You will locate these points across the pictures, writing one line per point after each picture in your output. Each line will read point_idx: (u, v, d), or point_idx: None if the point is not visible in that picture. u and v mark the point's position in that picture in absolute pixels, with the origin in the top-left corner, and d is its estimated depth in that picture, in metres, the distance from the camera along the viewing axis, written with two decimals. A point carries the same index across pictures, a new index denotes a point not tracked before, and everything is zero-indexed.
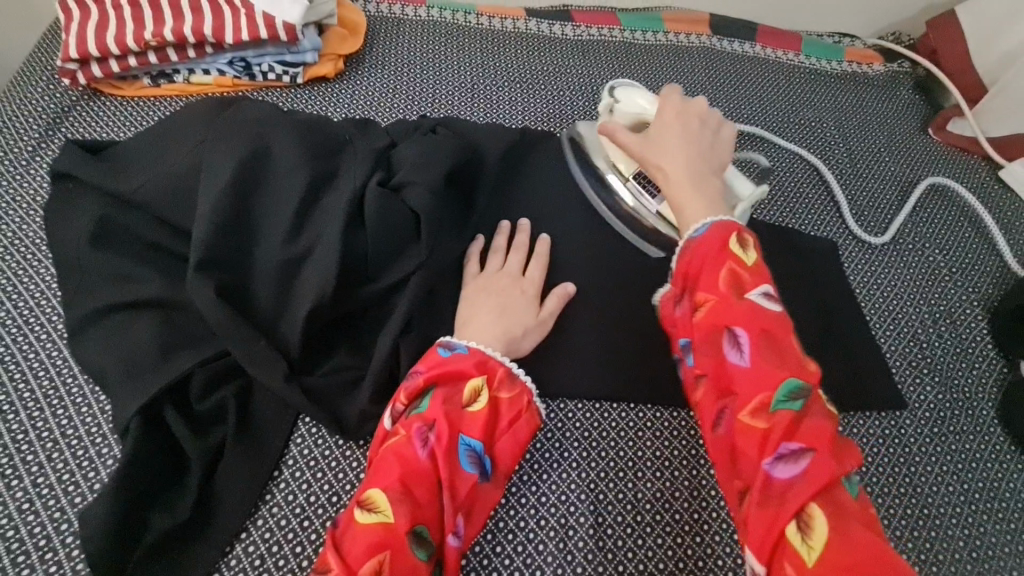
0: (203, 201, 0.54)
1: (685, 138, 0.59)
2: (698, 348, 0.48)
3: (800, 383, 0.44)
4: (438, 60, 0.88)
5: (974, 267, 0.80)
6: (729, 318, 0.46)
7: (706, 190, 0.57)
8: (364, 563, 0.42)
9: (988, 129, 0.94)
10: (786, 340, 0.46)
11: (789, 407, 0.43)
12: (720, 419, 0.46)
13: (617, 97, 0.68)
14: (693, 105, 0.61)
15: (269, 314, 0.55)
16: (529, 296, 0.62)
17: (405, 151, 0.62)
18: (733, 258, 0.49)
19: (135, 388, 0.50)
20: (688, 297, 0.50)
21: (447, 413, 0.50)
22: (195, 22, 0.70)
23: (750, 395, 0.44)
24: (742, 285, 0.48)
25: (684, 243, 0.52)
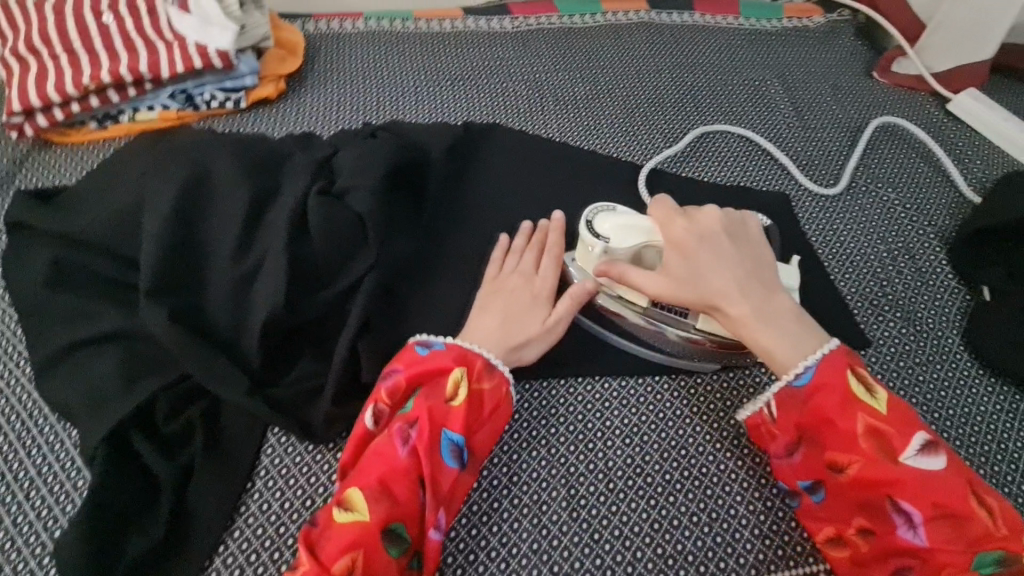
0: (148, 232, 0.56)
1: (722, 259, 0.55)
2: (856, 503, 0.49)
3: (1002, 551, 0.44)
4: (380, 69, 0.89)
5: (930, 202, 0.80)
6: (887, 484, 0.47)
7: (781, 323, 0.53)
8: (340, 559, 0.45)
9: (931, 65, 0.94)
10: (966, 505, 0.46)
11: (984, 573, 0.45)
12: (900, 574, 0.47)
13: (605, 235, 0.59)
14: (708, 219, 0.57)
15: (226, 332, 0.56)
16: (540, 299, 0.61)
17: (344, 158, 0.63)
18: (867, 408, 0.49)
19: (101, 419, 0.51)
20: (810, 445, 0.51)
21: (426, 410, 0.51)
22: (130, 61, 0.72)
23: (935, 557, 0.46)
24: (892, 449, 0.48)
25: (779, 389, 0.52)
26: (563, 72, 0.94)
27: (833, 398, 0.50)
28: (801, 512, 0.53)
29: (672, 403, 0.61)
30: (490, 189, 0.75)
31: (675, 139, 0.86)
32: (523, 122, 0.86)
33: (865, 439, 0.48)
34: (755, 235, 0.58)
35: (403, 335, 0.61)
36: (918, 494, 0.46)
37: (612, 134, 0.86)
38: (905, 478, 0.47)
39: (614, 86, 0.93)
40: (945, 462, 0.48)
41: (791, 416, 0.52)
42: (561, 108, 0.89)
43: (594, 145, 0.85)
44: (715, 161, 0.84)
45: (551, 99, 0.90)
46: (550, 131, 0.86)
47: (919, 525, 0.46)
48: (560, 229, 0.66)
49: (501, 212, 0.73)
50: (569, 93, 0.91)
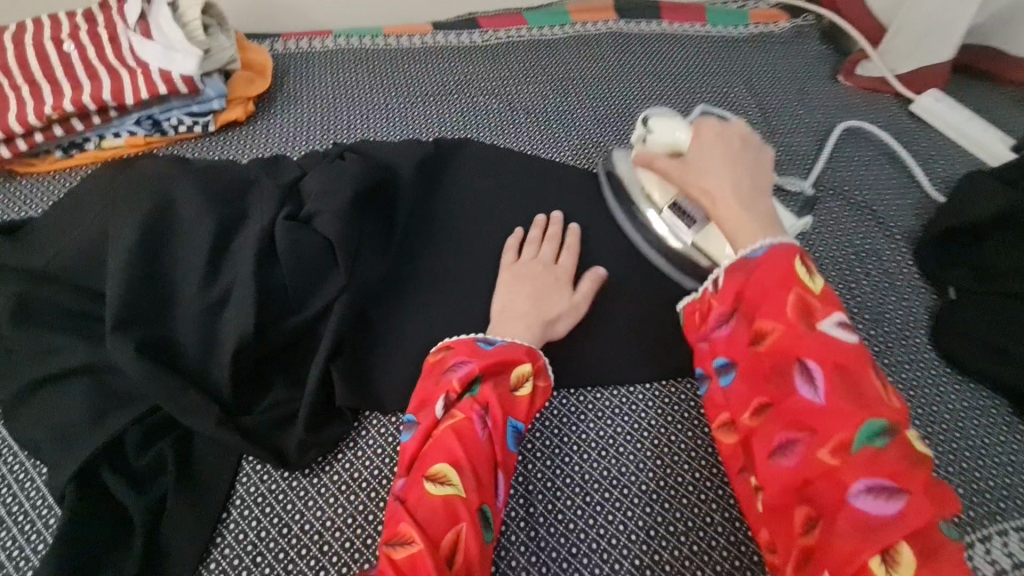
0: (113, 263, 0.55)
1: (725, 158, 0.58)
2: (762, 374, 0.47)
3: (887, 422, 0.42)
4: (350, 87, 0.89)
5: (896, 202, 0.82)
6: (798, 349, 0.45)
7: (755, 208, 0.56)
8: (446, 535, 0.45)
9: (895, 68, 0.96)
10: (861, 371, 0.44)
11: (874, 444, 0.41)
12: (784, 449, 0.44)
13: (651, 127, 0.66)
14: (729, 130, 0.61)
15: (196, 362, 0.55)
16: (562, 283, 0.65)
17: (312, 181, 0.63)
18: (801, 286, 0.47)
19: (70, 456, 0.50)
20: (741, 319, 0.50)
21: (499, 397, 0.53)
22: (93, 89, 0.71)
23: (827, 429, 0.43)
24: (812, 316, 0.46)
25: (734, 262, 0.52)
26: (534, 84, 0.94)
27: (769, 274, 0.49)
28: (715, 397, 0.52)
29: (646, 414, 0.63)
30: (462, 205, 0.75)
31: None
32: (494, 136, 0.87)
33: (794, 311, 0.47)
34: (766, 157, 0.60)
35: (378, 357, 0.61)
36: (825, 352, 0.45)
37: (583, 145, 0.87)
38: (818, 343, 0.45)
39: (585, 97, 0.94)
40: (860, 346, 0.46)
41: (733, 284, 0.51)
42: (532, 120, 0.90)
43: (565, 157, 0.86)
44: None
45: (522, 112, 0.91)
46: (521, 145, 0.86)
47: (820, 381, 0.44)
48: (576, 234, 0.71)
49: (473, 228, 0.73)
50: (540, 105, 0.92)
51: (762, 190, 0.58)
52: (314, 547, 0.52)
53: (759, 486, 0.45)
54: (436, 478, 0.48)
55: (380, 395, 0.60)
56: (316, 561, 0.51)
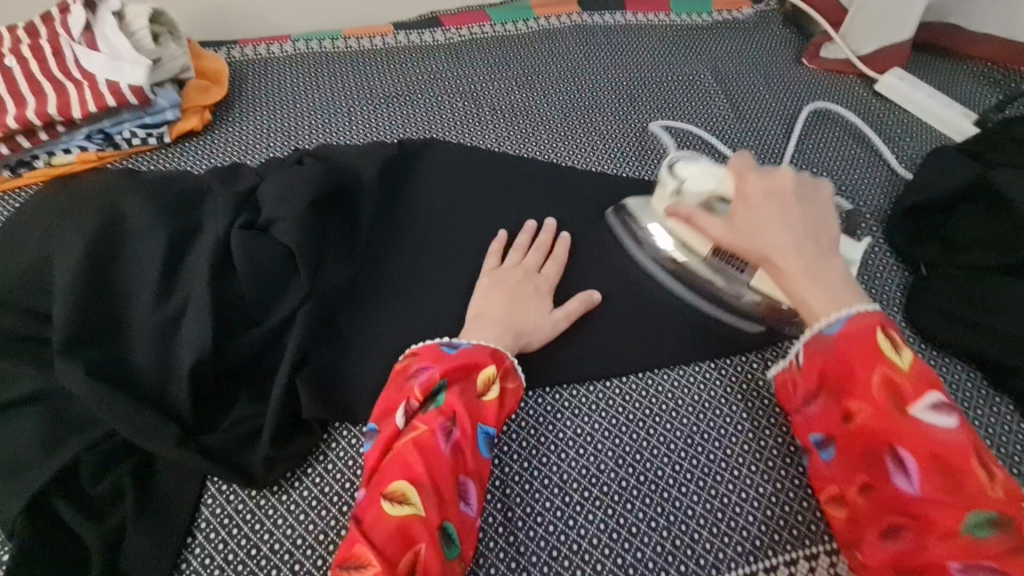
0: (60, 283, 0.53)
1: (785, 217, 0.54)
2: (856, 457, 0.48)
3: (997, 513, 0.42)
4: (311, 91, 0.87)
5: (865, 181, 0.82)
6: (889, 435, 0.46)
7: (834, 288, 0.51)
8: (401, 556, 0.44)
9: (858, 49, 0.96)
10: (968, 464, 0.44)
11: (977, 534, 0.42)
12: (891, 534, 0.46)
13: (682, 175, 0.61)
14: (781, 180, 0.56)
15: (153, 381, 0.53)
16: (542, 297, 0.63)
17: (269, 187, 0.62)
18: (888, 361, 0.47)
19: (20, 487, 0.48)
20: (829, 398, 0.51)
21: (464, 404, 0.52)
22: (38, 104, 0.69)
23: (931, 517, 0.44)
24: (902, 398, 0.46)
25: (811, 338, 0.51)
26: (499, 81, 0.93)
27: (851, 348, 0.49)
28: (815, 471, 0.52)
29: (624, 407, 0.61)
30: (429, 206, 0.74)
31: (614, 139, 0.87)
32: (460, 135, 0.85)
33: (883, 390, 0.47)
34: (829, 203, 0.57)
35: (346, 365, 0.60)
36: (921, 443, 0.45)
37: (551, 139, 0.86)
38: (909, 424, 0.45)
39: (551, 92, 0.93)
40: (958, 422, 0.45)
41: (816, 362, 0.51)
42: (498, 117, 0.88)
43: (533, 152, 0.84)
44: (655, 159, 0.84)
45: (488, 108, 0.89)
46: (488, 141, 0.85)
47: (914, 473, 0.45)
48: (567, 247, 0.69)
49: (441, 229, 0.72)
50: (506, 101, 0.90)
51: (827, 247, 0.54)
52: (285, 566, 0.50)
53: (861, 564, 0.47)
54: (394, 496, 0.46)
55: (350, 405, 0.58)
56: None
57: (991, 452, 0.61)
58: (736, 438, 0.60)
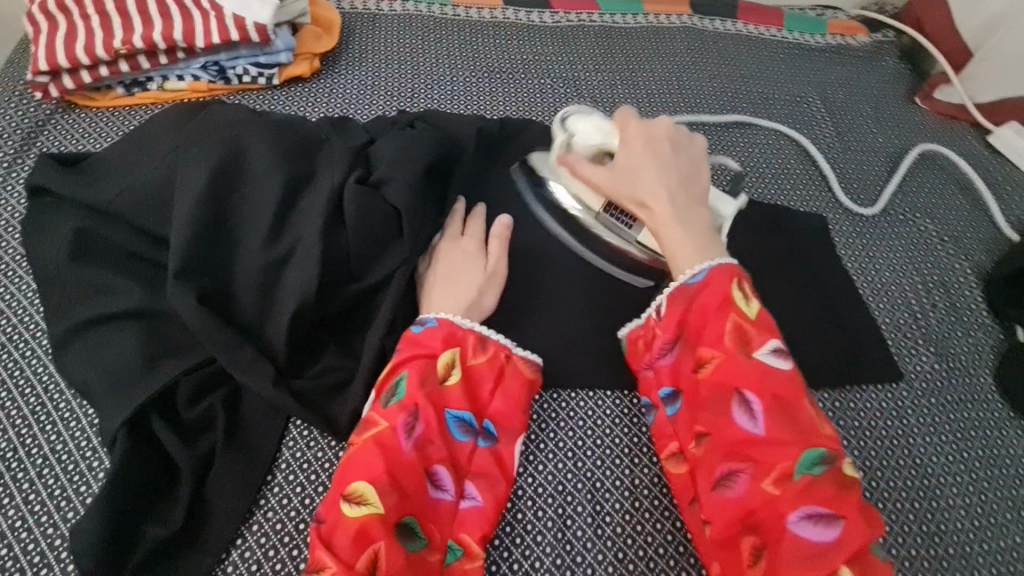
0: (179, 209, 0.54)
1: (660, 161, 0.58)
2: (704, 402, 0.50)
3: (825, 451, 0.46)
4: (417, 54, 0.87)
5: (967, 235, 0.79)
6: (736, 380, 0.49)
7: (694, 226, 0.56)
8: (358, 557, 0.44)
9: (975, 96, 0.92)
10: (799, 404, 0.47)
11: (811, 474, 0.45)
12: (729, 480, 0.48)
13: (571, 129, 0.63)
14: (659, 129, 0.60)
15: (253, 318, 0.54)
16: (474, 257, 0.62)
17: (383, 146, 0.62)
18: (736, 310, 0.50)
19: (121, 400, 0.49)
20: (685, 347, 0.53)
21: (426, 392, 0.52)
22: (165, 28, 0.70)
23: (770, 461, 0.46)
24: (749, 345, 0.50)
25: (677, 287, 0.54)
26: (602, 73, 0.91)
27: (709, 298, 0.52)
28: (664, 424, 0.55)
29: None
30: None
31: (713, 151, 0.85)
32: None
33: (730, 338, 0.50)
34: (702, 154, 0.61)
35: None
36: (762, 384, 0.48)
37: None
38: (753, 371, 0.48)
39: (654, 92, 0.90)
40: (791, 367, 0.49)
41: (675, 311, 0.54)
42: (598, 109, 0.87)
43: None
44: (754, 176, 0.82)
45: (589, 99, 0.88)
46: None
47: (758, 415, 0.47)
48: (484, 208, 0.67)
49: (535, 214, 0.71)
50: (607, 95, 0.89)
51: (697, 196, 0.59)
52: None
53: (704, 517, 0.49)
54: (352, 497, 0.46)
55: None
56: None
57: None
58: None
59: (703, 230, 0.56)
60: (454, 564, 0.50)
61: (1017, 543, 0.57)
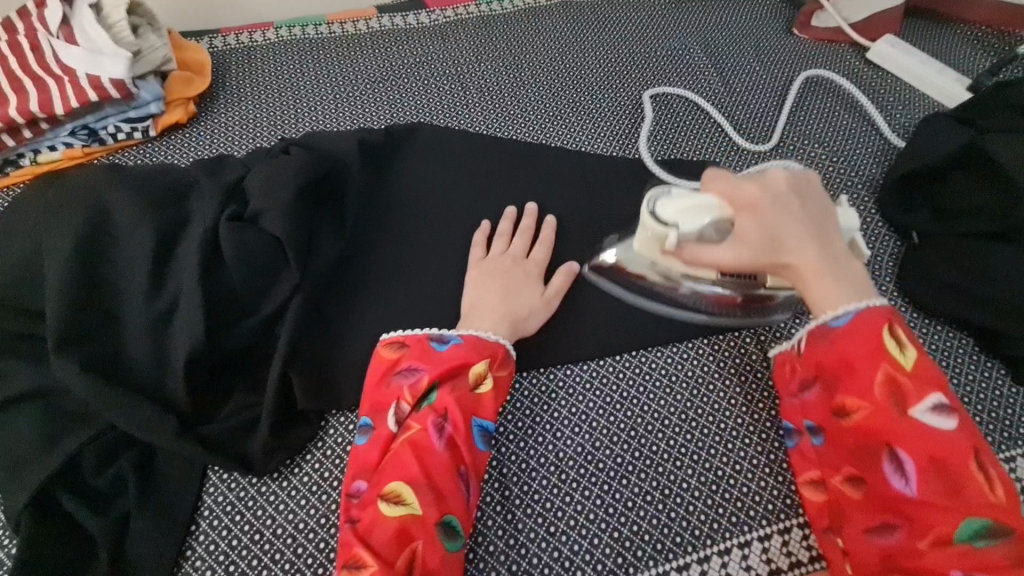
0: (52, 280, 0.53)
1: (794, 219, 0.51)
2: (852, 450, 0.49)
3: (992, 522, 0.43)
4: (296, 78, 0.86)
5: (857, 151, 0.82)
6: (888, 434, 0.46)
7: (849, 277, 0.51)
8: (399, 555, 0.45)
9: (850, 16, 0.94)
10: (964, 465, 0.44)
11: (973, 544, 0.42)
12: (880, 529, 0.46)
13: (671, 219, 0.52)
14: (776, 182, 0.53)
15: (148, 374, 0.53)
16: (534, 282, 0.63)
17: (255, 177, 0.61)
18: (891, 360, 0.47)
19: (23, 481, 0.49)
20: (827, 389, 0.51)
21: (457, 401, 0.52)
22: (19, 102, 0.68)
23: (926, 521, 0.44)
24: (904, 399, 0.46)
25: (815, 330, 0.51)
26: (486, 63, 0.92)
27: (858, 347, 0.48)
28: (812, 458, 0.53)
29: (617, 385, 0.62)
30: (418, 191, 0.73)
31: (603, 118, 0.86)
32: (448, 119, 0.84)
33: (883, 390, 0.47)
34: (819, 190, 0.54)
35: (339, 354, 0.60)
36: (920, 443, 0.45)
37: (539, 119, 0.85)
38: (910, 429, 0.46)
39: (540, 72, 0.91)
40: (958, 424, 0.45)
41: (815, 352, 0.51)
42: (486, 99, 0.87)
43: (522, 134, 0.84)
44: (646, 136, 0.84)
45: (476, 91, 0.88)
46: (476, 124, 0.84)
47: (913, 476, 0.45)
48: (553, 229, 0.68)
49: (431, 214, 0.72)
50: (494, 83, 0.89)
51: (836, 245, 0.52)
52: (287, 551, 0.51)
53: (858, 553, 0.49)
54: (389, 496, 0.48)
55: (341, 391, 0.58)
56: (291, 564, 0.50)
57: (982, 419, 0.61)
58: (730, 412, 0.60)
59: (859, 285, 0.51)
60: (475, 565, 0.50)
61: None
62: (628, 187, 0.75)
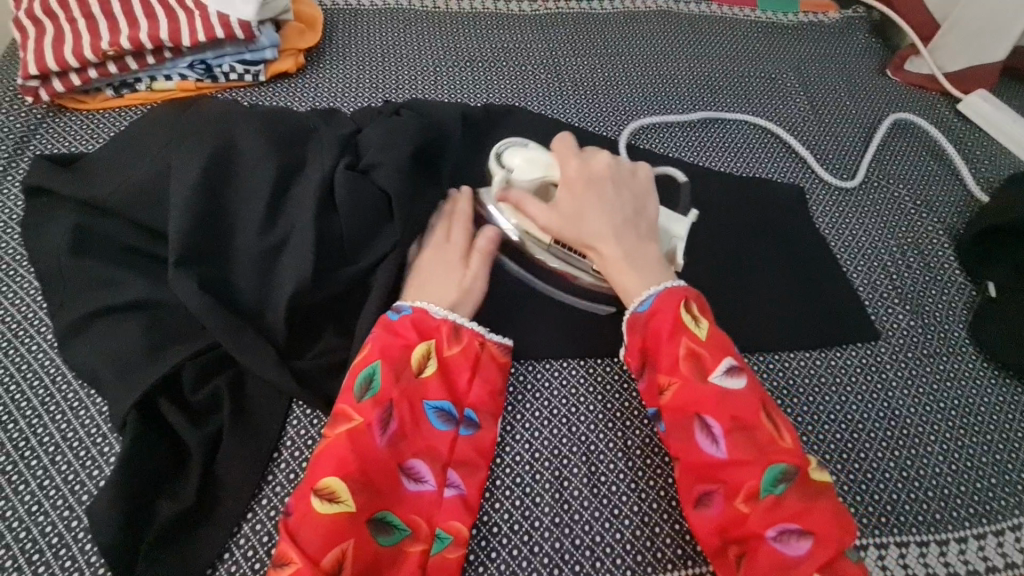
0: (174, 201, 0.55)
1: (605, 203, 0.60)
2: (670, 429, 0.53)
3: (786, 466, 0.49)
4: (399, 46, 0.88)
5: (939, 199, 0.82)
6: (697, 405, 0.51)
7: (644, 265, 0.58)
8: (327, 554, 0.46)
9: (944, 67, 0.95)
10: (758, 421, 0.51)
11: (776, 492, 0.48)
12: (705, 501, 0.50)
13: (509, 165, 0.62)
14: (599, 167, 0.61)
15: (252, 303, 0.56)
16: (453, 269, 0.61)
17: (369, 133, 0.63)
18: (689, 334, 0.54)
19: (127, 386, 0.51)
20: (650, 372, 0.56)
21: (400, 387, 0.54)
22: (150, 28, 0.71)
23: (738, 481, 0.49)
24: (704, 368, 0.53)
25: (631, 317, 0.57)
26: (581, 58, 0.93)
27: (665, 322, 0.55)
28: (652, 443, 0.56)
29: None
30: None
31: (691, 129, 0.87)
32: (542, 107, 0.86)
33: (687, 363, 0.53)
34: (646, 187, 0.63)
35: None
36: (721, 408, 0.51)
37: (629, 121, 0.86)
38: (711, 395, 0.51)
39: (633, 76, 0.92)
40: (746, 383, 0.52)
41: (637, 337, 0.56)
42: (579, 93, 0.89)
43: (611, 132, 0.85)
44: (732, 152, 0.85)
45: (570, 85, 0.90)
46: (567, 116, 0.86)
47: (720, 437, 0.50)
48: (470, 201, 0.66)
49: None
50: (588, 79, 0.91)
51: (643, 232, 0.60)
52: None
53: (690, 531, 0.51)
54: (324, 493, 0.48)
55: None
56: None
57: None
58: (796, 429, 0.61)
59: (651, 270, 0.58)
60: (440, 554, 0.50)
61: (994, 483, 0.60)
62: (713, 198, 0.77)
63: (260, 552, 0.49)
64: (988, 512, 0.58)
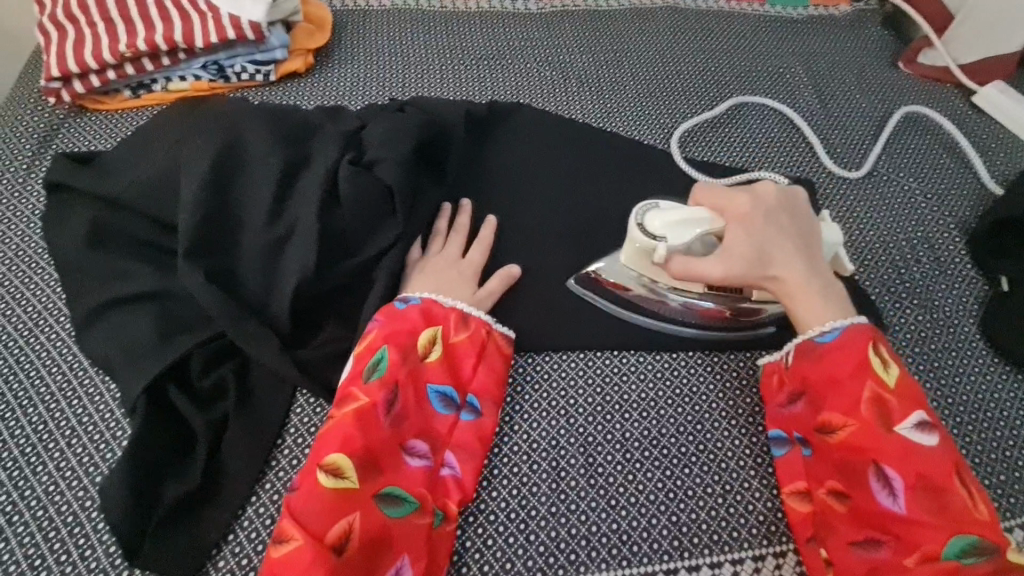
0: (184, 194, 0.57)
1: (780, 230, 0.57)
2: (840, 467, 0.52)
3: (979, 538, 0.46)
4: (405, 46, 0.90)
5: (951, 192, 0.81)
6: (875, 452, 0.50)
7: (829, 294, 0.56)
8: (333, 528, 0.47)
9: (958, 58, 0.92)
10: (950, 483, 0.48)
11: (961, 561, 0.45)
12: (866, 546, 0.49)
13: (660, 233, 0.57)
14: (763, 195, 0.58)
15: (258, 295, 0.57)
16: (466, 281, 0.63)
17: (373, 129, 0.65)
18: (875, 378, 0.52)
19: (139, 373, 0.53)
20: (814, 403, 0.55)
21: (407, 369, 0.55)
22: (165, 31, 0.74)
23: (915, 540, 0.47)
24: (890, 419, 0.50)
25: (808, 347, 0.56)
26: (587, 55, 0.94)
27: (846, 365, 0.53)
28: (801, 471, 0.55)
29: (689, 379, 0.62)
30: (512, 165, 0.76)
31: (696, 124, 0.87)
32: (546, 103, 0.87)
33: (868, 407, 0.51)
34: (804, 208, 0.61)
35: None
36: (907, 463, 0.49)
37: (633, 115, 0.87)
38: (896, 445, 0.49)
39: (638, 71, 0.92)
40: (938, 441, 0.50)
41: (805, 368, 0.56)
42: (584, 90, 0.89)
43: (615, 127, 0.85)
44: (738, 146, 0.84)
45: (575, 81, 0.90)
46: (572, 112, 0.86)
47: (899, 491, 0.48)
48: (492, 229, 0.69)
49: (523, 190, 0.74)
50: (592, 76, 0.91)
51: (815, 256, 0.58)
52: None
53: None
54: (330, 468, 0.49)
55: None
56: None
57: None
58: None
59: (837, 301, 0.57)
60: (441, 527, 0.52)
61: (1003, 480, 0.59)
62: None
63: (263, 534, 0.50)
64: (997, 508, 0.57)
